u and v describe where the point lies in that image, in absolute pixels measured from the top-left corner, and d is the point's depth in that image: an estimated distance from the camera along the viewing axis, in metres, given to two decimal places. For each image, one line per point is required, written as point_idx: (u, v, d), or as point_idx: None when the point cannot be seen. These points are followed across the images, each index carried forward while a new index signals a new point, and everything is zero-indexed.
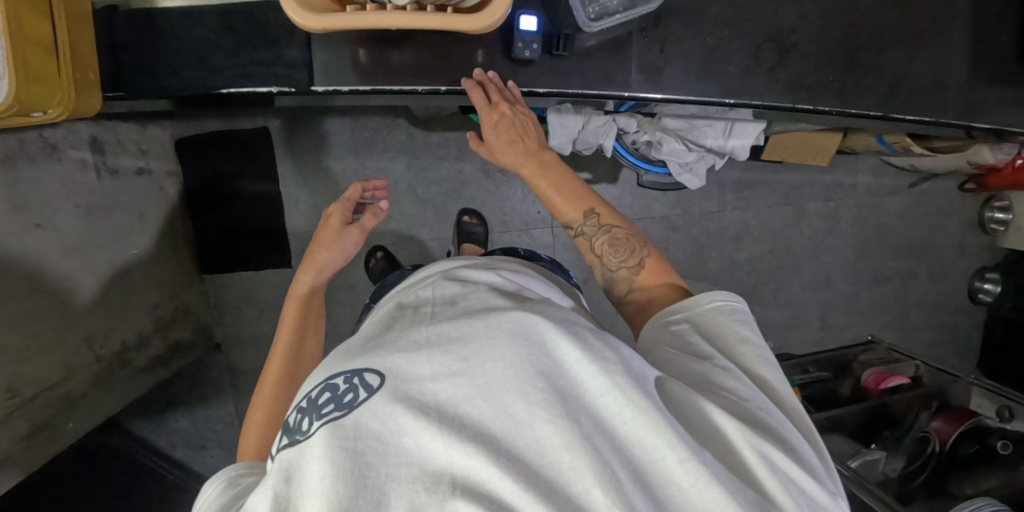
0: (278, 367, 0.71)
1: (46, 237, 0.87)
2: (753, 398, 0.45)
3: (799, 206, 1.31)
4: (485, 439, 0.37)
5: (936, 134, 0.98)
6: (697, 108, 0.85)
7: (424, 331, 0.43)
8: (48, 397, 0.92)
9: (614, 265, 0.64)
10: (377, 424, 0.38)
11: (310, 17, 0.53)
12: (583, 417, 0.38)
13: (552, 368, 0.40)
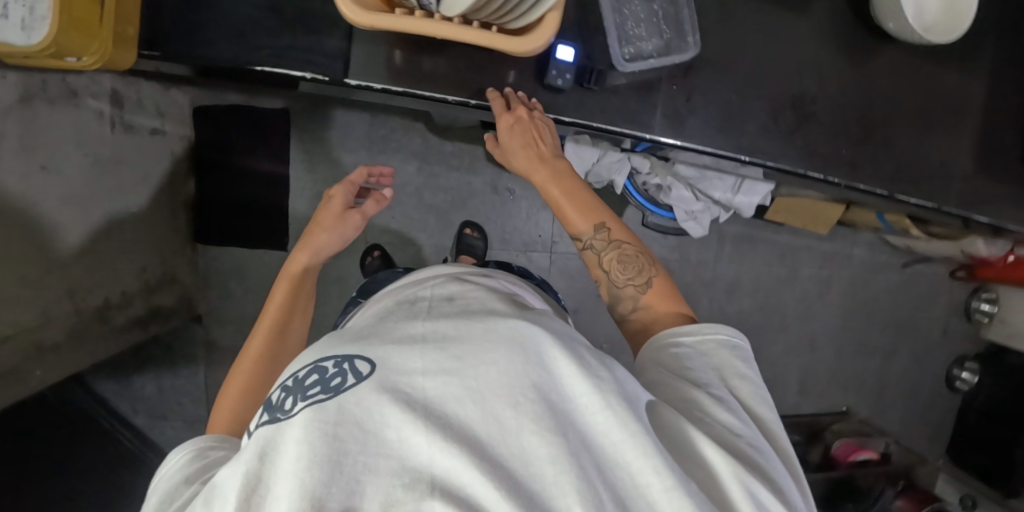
0: (262, 340, 0.70)
1: (50, 182, 0.87)
2: (741, 433, 0.46)
3: (794, 269, 1.33)
4: (472, 441, 0.36)
5: (934, 220, 1.01)
6: (710, 160, 0.87)
7: (422, 328, 0.44)
8: (22, 343, 0.90)
9: (620, 282, 0.63)
10: (363, 412, 0.38)
11: (361, 14, 0.54)
12: (571, 432, 0.38)
13: (546, 380, 0.40)
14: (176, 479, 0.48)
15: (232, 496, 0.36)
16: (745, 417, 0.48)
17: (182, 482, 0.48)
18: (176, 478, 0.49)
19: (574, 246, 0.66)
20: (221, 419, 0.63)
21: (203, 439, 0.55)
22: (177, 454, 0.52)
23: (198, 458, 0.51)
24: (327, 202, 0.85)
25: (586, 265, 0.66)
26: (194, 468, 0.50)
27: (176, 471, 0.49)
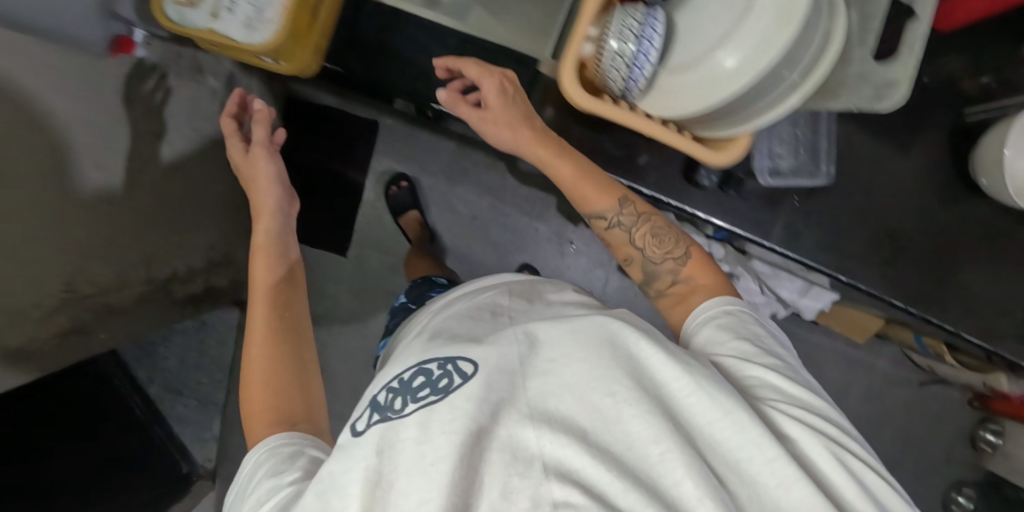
0: (264, 317, 0.67)
1: (156, 147, 0.92)
2: (811, 409, 0.48)
3: (835, 375, 1.36)
4: (579, 431, 0.38)
5: (961, 347, 1.08)
6: (783, 260, 0.94)
7: (513, 330, 0.46)
8: (93, 301, 0.91)
9: (658, 257, 0.67)
10: (472, 401, 0.39)
11: (580, 93, 0.55)
12: (666, 414, 0.40)
13: (638, 370, 0.42)
14: (265, 478, 0.51)
15: (361, 491, 0.37)
16: (814, 395, 0.49)
17: (271, 478, 0.50)
18: (266, 479, 0.50)
19: (598, 226, 0.69)
20: (265, 418, 0.59)
21: (271, 440, 0.55)
22: (257, 454, 0.55)
23: (280, 455, 0.53)
24: (233, 146, 0.85)
25: (613, 242, 0.70)
26: (283, 465, 0.52)
27: (264, 469, 0.52)
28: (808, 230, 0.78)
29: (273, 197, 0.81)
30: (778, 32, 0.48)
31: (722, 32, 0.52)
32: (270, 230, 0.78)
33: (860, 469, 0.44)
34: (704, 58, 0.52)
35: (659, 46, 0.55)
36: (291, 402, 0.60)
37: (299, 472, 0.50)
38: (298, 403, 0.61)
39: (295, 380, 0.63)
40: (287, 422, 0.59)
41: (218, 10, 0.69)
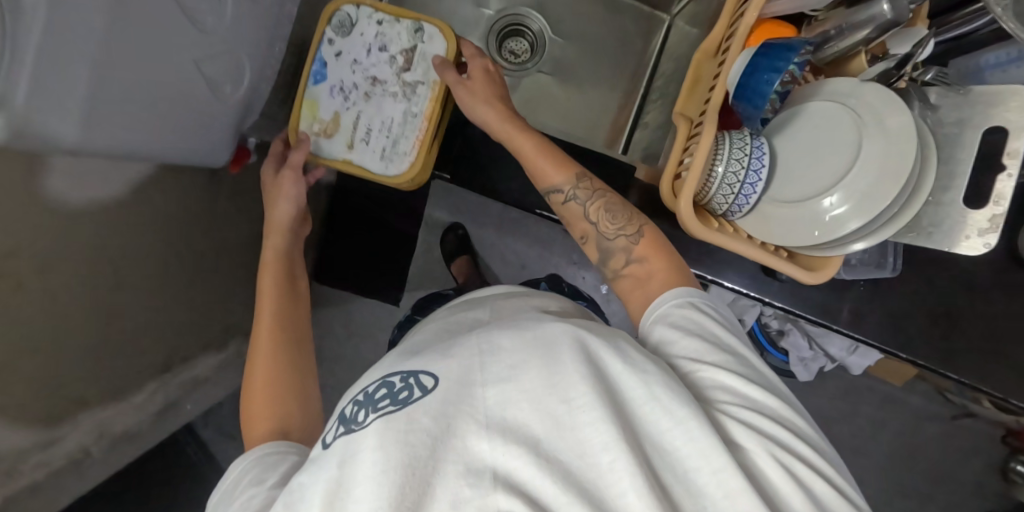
0: (269, 329, 0.64)
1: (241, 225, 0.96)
2: (772, 415, 0.45)
3: (874, 414, 1.40)
4: (531, 442, 0.36)
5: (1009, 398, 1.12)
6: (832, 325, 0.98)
7: (477, 336, 0.43)
8: (183, 376, 0.94)
9: (611, 234, 0.65)
10: (429, 409, 0.37)
11: (697, 226, 0.60)
12: (618, 416, 0.38)
13: (599, 377, 0.40)
14: (245, 485, 0.46)
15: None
16: (779, 398, 0.47)
17: (252, 487, 0.45)
18: (245, 485, 0.46)
19: (557, 200, 0.67)
20: (264, 423, 0.56)
21: (265, 447, 0.51)
22: (244, 463, 0.50)
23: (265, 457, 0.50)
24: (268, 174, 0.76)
25: (571, 218, 0.68)
26: (263, 468, 0.48)
27: (247, 471, 0.49)
28: (873, 312, 0.80)
29: (288, 214, 0.74)
30: (881, 188, 0.55)
31: (823, 174, 0.58)
32: (280, 250, 0.73)
33: (814, 478, 0.43)
34: (805, 193, 0.58)
35: (765, 177, 0.60)
36: (290, 405, 0.58)
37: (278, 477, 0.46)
38: (303, 412, 0.58)
39: (303, 375, 0.62)
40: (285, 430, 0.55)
41: (354, 142, 0.79)
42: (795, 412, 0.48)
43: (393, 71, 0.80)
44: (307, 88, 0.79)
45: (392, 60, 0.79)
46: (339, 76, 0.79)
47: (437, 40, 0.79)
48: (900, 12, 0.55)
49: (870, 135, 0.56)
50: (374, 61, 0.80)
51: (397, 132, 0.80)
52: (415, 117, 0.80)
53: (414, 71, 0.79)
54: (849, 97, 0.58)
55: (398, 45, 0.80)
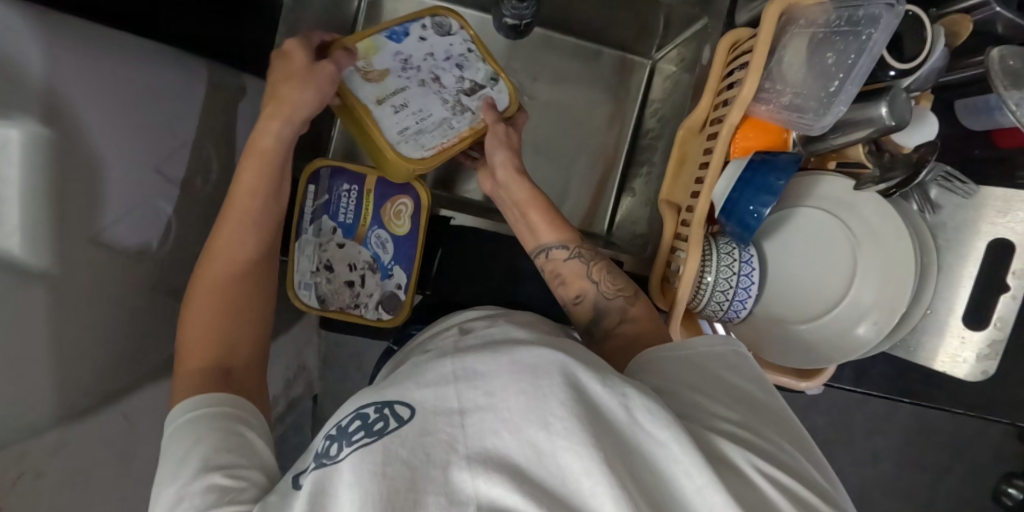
0: (240, 255, 0.48)
1: None
2: (757, 441, 0.37)
3: (888, 416, 1.37)
4: (512, 470, 0.29)
5: None
6: None
7: (447, 363, 0.35)
8: None
9: (609, 293, 0.54)
10: (388, 451, 0.30)
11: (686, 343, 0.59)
12: (610, 440, 0.30)
13: (585, 402, 0.32)
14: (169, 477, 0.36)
15: None
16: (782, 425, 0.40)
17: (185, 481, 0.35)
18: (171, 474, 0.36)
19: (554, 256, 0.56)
20: (188, 386, 0.43)
21: (206, 400, 0.41)
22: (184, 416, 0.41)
23: (215, 417, 0.40)
24: (291, 91, 0.52)
25: (565, 276, 0.56)
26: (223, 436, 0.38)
27: (196, 433, 0.39)
28: None
29: (281, 140, 0.52)
30: (879, 313, 0.53)
31: (819, 288, 0.56)
32: (281, 140, 0.52)
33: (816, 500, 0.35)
34: (804, 309, 0.56)
35: (756, 290, 0.58)
36: (230, 342, 0.46)
37: (214, 464, 0.36)
38: (246, 375, 0.46)
39: (254, 329, 0.49)
40: (225, 370, 0.45)
41: (384, 102, 0.60)
42: (790, 440, 0.40)
43: (455, 86, 0.63)
44: (369, 33, 0.61)
45: (462, 81, 0.64)
46: (409, 47, 0.63)
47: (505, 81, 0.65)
48: (900, 114, 0.50)
49: (864, 252, 0.54)
50: (437, 60, 0.64)
51: (424, 134, 0.60)
52: (393, 232, 0.62)
53: (477, 97, 0.64)
54: (841, 205, 0.55)
55: (467, 59, 0.65)
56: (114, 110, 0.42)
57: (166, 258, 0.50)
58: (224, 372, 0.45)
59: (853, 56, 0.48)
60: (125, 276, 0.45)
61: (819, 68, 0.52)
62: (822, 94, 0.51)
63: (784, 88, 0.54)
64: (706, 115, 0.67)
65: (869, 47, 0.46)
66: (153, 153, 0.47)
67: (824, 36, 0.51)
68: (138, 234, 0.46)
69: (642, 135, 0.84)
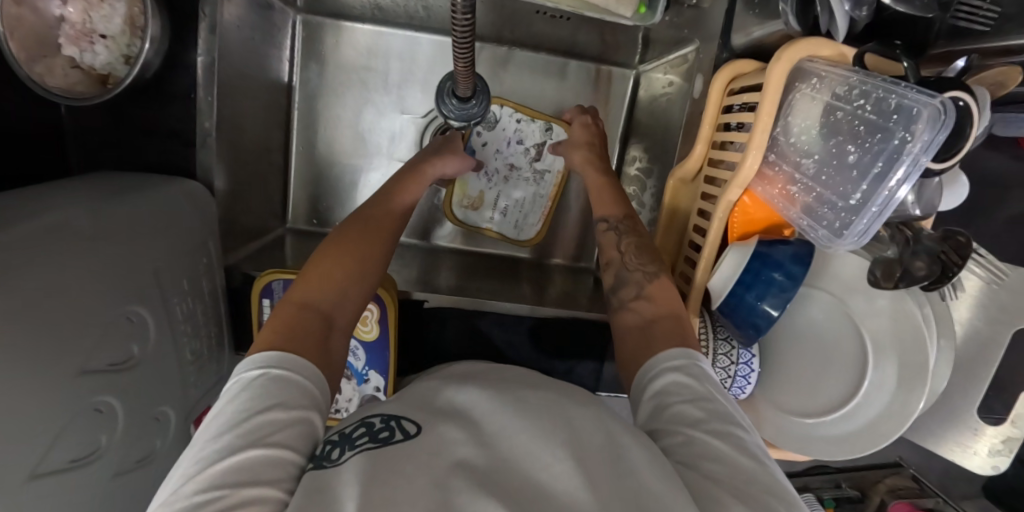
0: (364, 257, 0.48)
1: None
2: (742, 469, 0.34)
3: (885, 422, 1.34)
4: (508, 497, 0.28)
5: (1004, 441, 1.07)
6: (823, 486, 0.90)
7: (457, 396, 0.36)
8: None
9: (631, 265, 0.51)
10: (384, 468, 0.29)
11: None
12: (612, 490, 0.29)
13: (611, 452, 0.32)
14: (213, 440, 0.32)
15: None
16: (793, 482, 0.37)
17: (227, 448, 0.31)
18: (215, 441, 0.32)
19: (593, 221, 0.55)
20: (286, 316, 0.41)
21: (283, 360, 0.36)
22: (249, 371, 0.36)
23: (281, 391, 0.34)
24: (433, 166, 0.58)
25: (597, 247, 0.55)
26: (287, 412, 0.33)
27: (256, 399, 0.34)
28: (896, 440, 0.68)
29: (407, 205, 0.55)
30: (896, 403, 0.48)
31: (826, 380, 0.51)
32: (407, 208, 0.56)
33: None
34: (810, 402, 0.52)
35: (756, 374, 0.54)
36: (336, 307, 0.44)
37: (265, 438, 0.32)
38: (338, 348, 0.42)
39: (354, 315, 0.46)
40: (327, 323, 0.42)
41: (495, 218, 0.74)
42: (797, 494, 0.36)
43: (526, 160, 0.73)
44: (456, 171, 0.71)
45: (528, 152, 0.72)
46: (483, 158, 0.72)
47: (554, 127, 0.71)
48: (929, 203, 0.44)
49: (873, 338, 0.49)
50: (505, 151, 0.72)
51: (528, 218, 0.75)
52: (361, 339, 0.58)
53: (545, 159, 0.73)
54: (851, 290, 0.50)
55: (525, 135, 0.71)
56: (30, 324, 0.37)
57: (107, 440, 0.45)
58: (324, 328, 0.42)
59: (881, 162, 0.39)
60: (72, 485, 0.42)
61: (836, 160, 0.42)
62: (839, 202, 0.42)
63: (794, 175, 0.45)
64: (700, 165, 0.57)
65: (905, 160, 0.37)
66: (90, 305, 0.43)
67: (843, 116, 0.42)
68: (89, 437, 0.43)
69: (628, 161, 0.75)
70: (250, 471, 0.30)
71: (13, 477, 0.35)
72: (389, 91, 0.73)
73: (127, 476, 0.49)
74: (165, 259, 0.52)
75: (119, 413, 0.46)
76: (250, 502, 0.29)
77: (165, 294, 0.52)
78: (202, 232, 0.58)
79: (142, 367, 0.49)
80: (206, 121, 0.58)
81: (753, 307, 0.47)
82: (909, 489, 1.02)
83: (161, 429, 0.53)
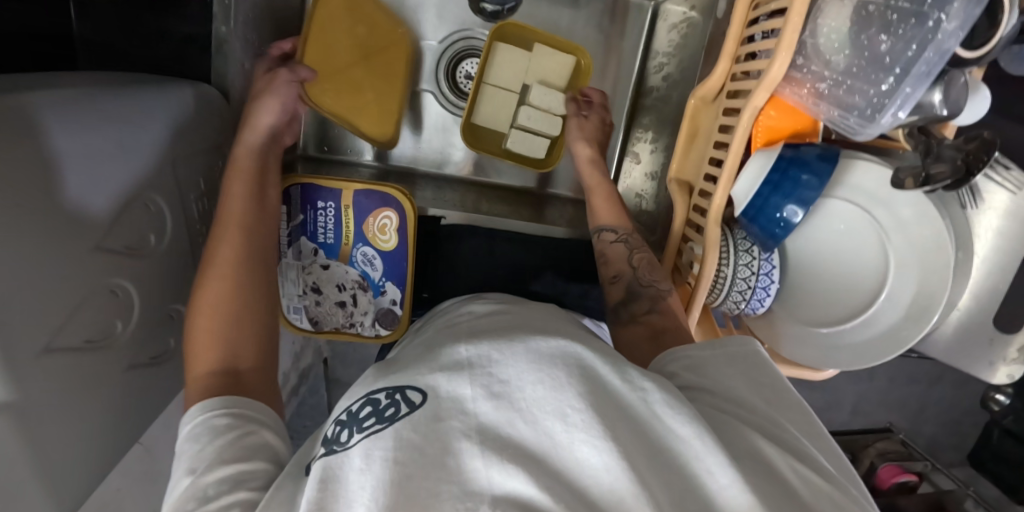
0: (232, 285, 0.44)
1: None
2: (747, 412, 0.38)
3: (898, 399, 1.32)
4: (528, 456, 0.29)
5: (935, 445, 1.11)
6: None
7: (461, 351, 0.36)
8: None
9: (645, 281, 0.53)
10: (396, 441, 0.30)
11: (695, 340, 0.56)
12: (627, 438, 0.31)
13: (616, 397, 0.33)
14: (185, 472, 0.34)
15: None
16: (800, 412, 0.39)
17: (195, 475, 0.33)
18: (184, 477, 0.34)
19: (603, 235, 0.57)
20: (197, 392, 0.39)
21: (211, 405, 0.37)
22: (192, 419, 0.37)
23: (229, 423, 0.37)
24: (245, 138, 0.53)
25: (606, 259, 0.57)
26: (221, 437, 0.35)
27: (207, 436, 0.36)
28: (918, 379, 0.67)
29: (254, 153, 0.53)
30: (908, 319, 0.49)
31: (849, 290, 0.52)
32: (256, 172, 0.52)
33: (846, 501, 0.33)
34: (827, 312, 0.53)
35: (775, 286, 0.55)
36: (237, 353, 0.42)
37: (224, 457, 0.34)
38: (259, 381, 0.42)
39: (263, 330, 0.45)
40: (234, 374, 0.41)
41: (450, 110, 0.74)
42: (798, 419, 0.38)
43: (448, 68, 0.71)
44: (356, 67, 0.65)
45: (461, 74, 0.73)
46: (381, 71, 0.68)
47: (555, 55, 0.68)
48: (955, 101, 0.44)
49: (894, 250, 0.50)
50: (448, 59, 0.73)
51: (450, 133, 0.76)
52: (379, 249, 0.57)
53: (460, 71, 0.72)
54: (873, 200, 0.50)
55: (537, 69, 0.69)
56: (49, 188, 0.36)
57: (122, 329, 0.44)
58: (234, 379, 0.41)
59: (915, 45, 0.39)
60: (87, 368, 0.41)
61: (868, 51, 0.42)
62: (869, 90, 0.43)
63: (823, 72, 0.45)
64: (722, 83, 0.57)
65: (940, 39, 0.37)
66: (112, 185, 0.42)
67: (876, 9, 0.41)
68: (104, 319, 0.42)
69: (645, 92, 0.75)
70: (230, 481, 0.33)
71: (28, 336, 0.34)
72: (406, 15, 0.71)
73: (141, 372, 0.48)
74: (180, 157, 0.51)
75: (134, 301, 0.46)
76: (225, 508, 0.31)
77: (179, 194, 0.51)
78: (215, 138, 0.56)
79: (156, 261, 0.48)
80: (222, 26, 0.57)
81: (779, 208, 0.47)
82: (899, 453, 1.19)
83: (174, 329, 0.52)
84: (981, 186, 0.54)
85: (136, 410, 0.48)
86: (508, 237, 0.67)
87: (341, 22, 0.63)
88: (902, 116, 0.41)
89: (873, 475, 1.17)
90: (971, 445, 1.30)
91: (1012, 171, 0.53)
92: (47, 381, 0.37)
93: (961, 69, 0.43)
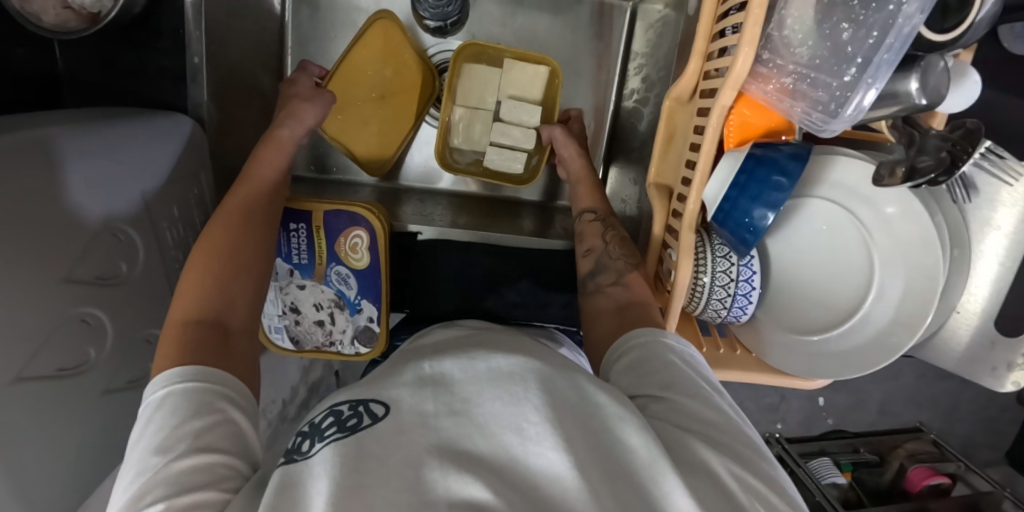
0: (228, 255, 0.44)
1: None
2: (710, 419, 0.36)
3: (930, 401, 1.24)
4: (485, 469, 0.28)
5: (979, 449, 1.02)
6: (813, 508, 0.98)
7: (423, 366, 0.35)
8: None
9: (613, 254, 0.53)
10: (355, 453, 0.29)
11: None
12: (583, 449, 0.30)
13: (577, 406, 0.32)
14: (153, 452, 0.31)
15: None
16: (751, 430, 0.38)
17: (165, 459, 0.31)
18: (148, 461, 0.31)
19: (582, 212, 0.58)
20: (171, 342, 0.38)
21: (189, 374, 0.35)
22: (158, 391, 0.35)
23: (200, 400, 0.34)
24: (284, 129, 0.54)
25: (580, 235, 0.57)
26: (201, 419, 0.33)
27: (171, 416, 0.33)
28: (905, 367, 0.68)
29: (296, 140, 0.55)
30: (895, 327, 0.47)
31: (833, 295, 0.50)
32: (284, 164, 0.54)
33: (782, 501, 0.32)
34: (812, 320, 0.50)
35: (757, 293, 0.52)
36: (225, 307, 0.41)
37: (202, 445, 0.32)
38: (245, 344, 0.41)
39: (250, 296, 0.44)
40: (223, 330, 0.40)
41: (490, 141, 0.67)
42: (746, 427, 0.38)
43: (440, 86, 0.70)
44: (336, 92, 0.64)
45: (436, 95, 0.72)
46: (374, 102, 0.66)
47: (527, 67, 0.65)
48: (935, 90, 0.40)
49: (881, 250, 0.47)
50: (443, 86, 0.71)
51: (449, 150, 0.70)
52: (352, 267, 0.58)
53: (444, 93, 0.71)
54: (856, 198, 0.47)
55: (510, 83, 0.66)
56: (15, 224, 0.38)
57: (95, 355, 0.45)
58: (221, 333, 0.40)
59: (876, 32, 0.37)
60: (62, 395, 0.42)
61: (830, 42, 0.41)
62: (832, 82, 0.41)
63: (789, 66, 0.43)
64: (694, 83, 0.54)
65: (900, 24, 0.35)
66: (87, 213, 0.44)
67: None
68: (77, 347, 0.43)
69: (625, 96, 0.74)
70: (189, 481, 0.30)
71: None
72: None
73: (118, 396, 0.49)
74: (156, 183, 0.52)
75: (107, 329, 0.47)
76: (194, 507, 0.29)
77: (155, 220, 0.52)
78: (192, 163, 0.58)
79: (128, 288, 0.49)
80: (195, 56, 0.62)
81: (747, 212, 0.45)
82: (930, 454, 1.12)
83: (153, 351, 0.53)
84: (975, 178, 0.49)
85: (117, 431, 0.49)
86: (483, 248, 0.67)
87: (371, 66, 0.64)
88: (866, 107, 0.38)
89: (904, 477, 1.11)
90: (1010, 443, 1.22)
91: (1009, 160, 0.48)
92: (19, 410, 0.38)
93: (935, 55, 0.40)
